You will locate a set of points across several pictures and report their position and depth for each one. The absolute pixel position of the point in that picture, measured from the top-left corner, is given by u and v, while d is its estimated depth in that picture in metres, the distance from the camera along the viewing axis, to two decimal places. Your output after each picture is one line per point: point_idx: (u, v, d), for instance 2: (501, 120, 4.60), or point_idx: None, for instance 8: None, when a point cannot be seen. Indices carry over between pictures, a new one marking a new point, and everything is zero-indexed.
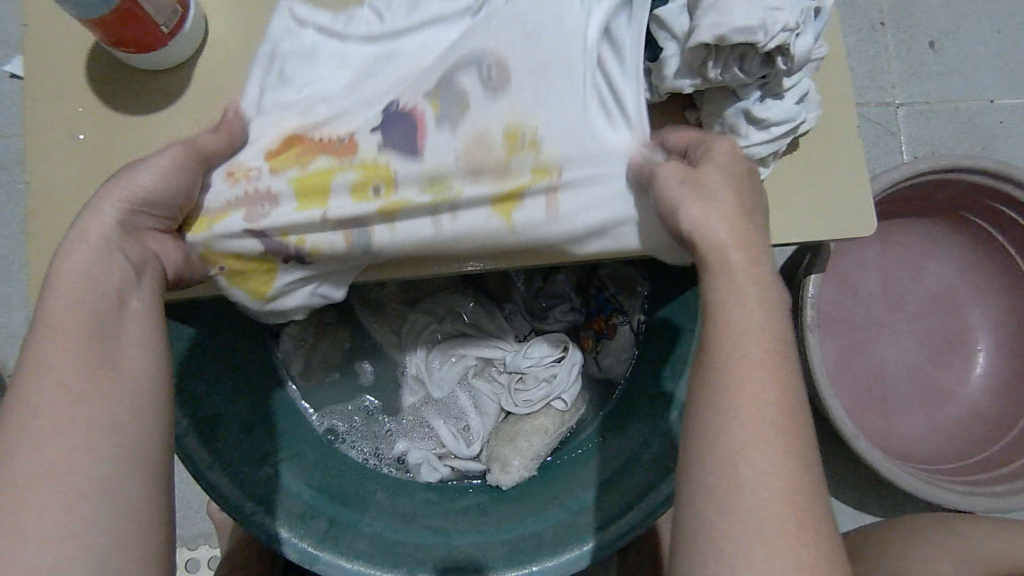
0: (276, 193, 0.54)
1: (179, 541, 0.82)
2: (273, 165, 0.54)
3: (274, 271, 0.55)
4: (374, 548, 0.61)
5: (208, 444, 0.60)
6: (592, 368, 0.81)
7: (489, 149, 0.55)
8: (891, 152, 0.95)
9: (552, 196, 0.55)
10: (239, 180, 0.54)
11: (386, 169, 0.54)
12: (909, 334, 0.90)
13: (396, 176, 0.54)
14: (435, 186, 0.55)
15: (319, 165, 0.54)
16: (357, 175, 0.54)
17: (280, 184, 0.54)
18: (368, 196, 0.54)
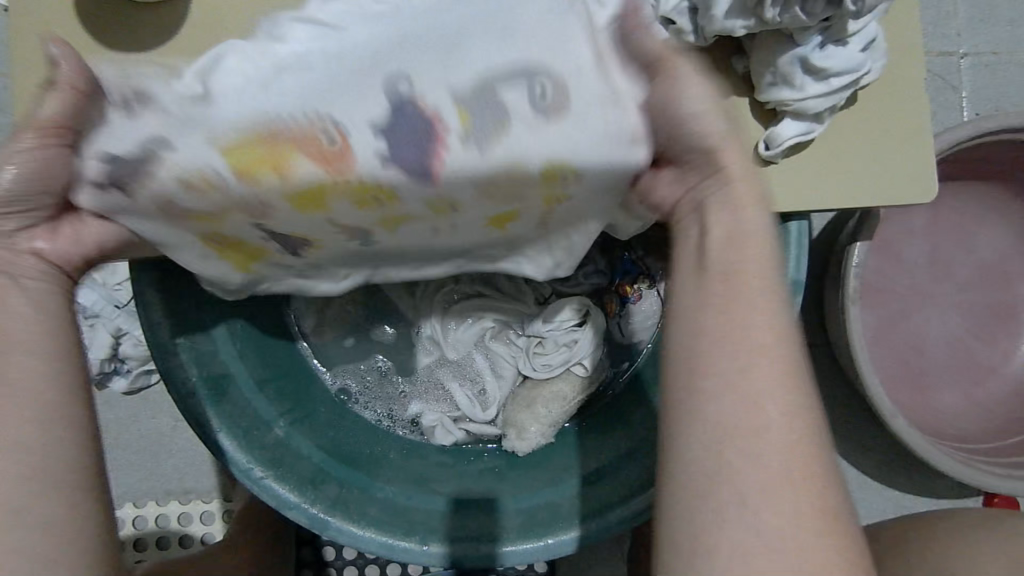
0: (261, 203, 0.42)
1: (192, 495, 0.81)
2: (245, 173, 0.40)
3: (259, 244, 0.49)
4: (385, 514, 0.60)
5: (216, 406, 0.58)
6: (615, 333, 0.77)
7: (501, 185, 0.42)
8: (951, 109, 0.87)
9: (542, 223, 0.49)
10: (204, 189, 0.41)
11: (389, 190, 0.42)
12: (954, 306, 0.85)
13: (400, 196, 0.42)
14: (437, 204, 0.43)
15: (305, 175, 0.40)
16: (352, 198, 0.42)
17: (264, 202, 0.42)
18: (372, 208, 0.43)
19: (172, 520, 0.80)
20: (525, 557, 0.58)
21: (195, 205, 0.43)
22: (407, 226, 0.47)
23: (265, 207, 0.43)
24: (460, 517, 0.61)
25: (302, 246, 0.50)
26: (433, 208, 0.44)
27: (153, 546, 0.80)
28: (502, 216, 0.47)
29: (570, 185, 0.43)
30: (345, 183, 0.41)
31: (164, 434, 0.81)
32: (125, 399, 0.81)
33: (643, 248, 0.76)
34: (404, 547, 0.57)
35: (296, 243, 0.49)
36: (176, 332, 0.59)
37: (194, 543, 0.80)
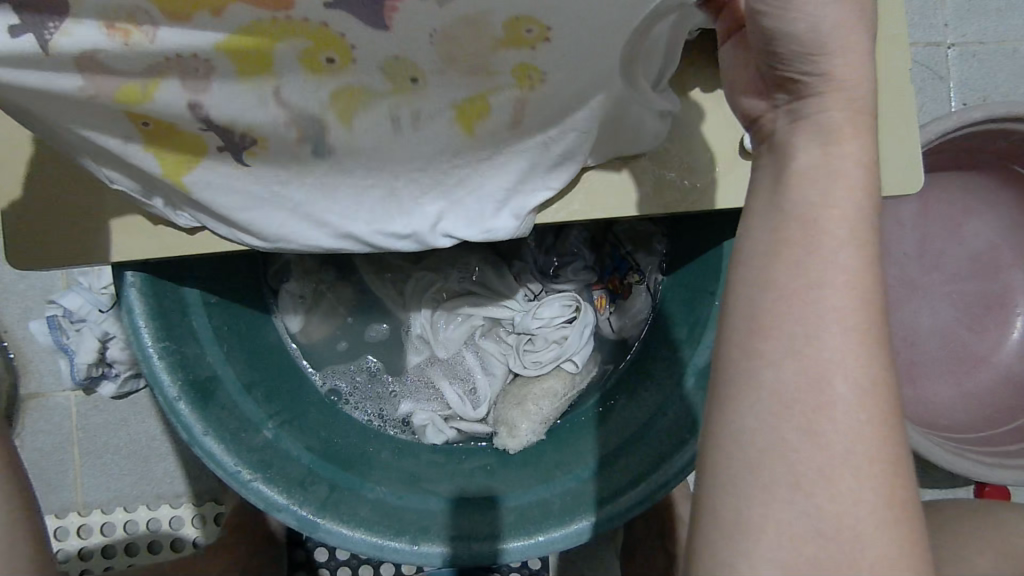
0: (188, 49, 0.37)
1: (184, 498, 0.81)
2: (173, 11, 0.35)
3: (193, 133, 0.42)
4: (375, 515, 0.59)
5: (202, 408, 0.57)
6: (605, 328, 0.78)
7: (470, 40, 0.40)
8: (939, 99, 0.87)
9: (521, 108, 0.45)
10: (135, 37, 0.36)
11: (344, 42, 0.38)
12: (944, 296, 0.85)
13: (353, 49, 0.39)
14: (398, 72, 0.41)
15: (243, 20, 0.36)
16: (304, 44, 0.38)
17: (201, 54, 0.37)
18: (323, 73, 0.40)
19: (164, 524, 0.80)
20: (516, 555, 0.58)
21: (137, 63, 0.37)
22: (362, 112, 0.43)
23: (207, 66, 0.38)
24: (450, 516, 0.61)
25: (246, 146, 0.44)
26: (392, 80, 0.42)
27: (144, 550, 0.80)
28: (469, 105, 0.44)
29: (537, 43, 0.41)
30: (293, 29, 0.37)
31: (154, 437, 0.80)
32: (114, 403, 0.80)
33: (632, 243, 0.76)
34: (396, 547, 0.57)
35: (235, 135, 0.43)
36: (162, 335, 0.58)
37: (185, 546, 0.79)
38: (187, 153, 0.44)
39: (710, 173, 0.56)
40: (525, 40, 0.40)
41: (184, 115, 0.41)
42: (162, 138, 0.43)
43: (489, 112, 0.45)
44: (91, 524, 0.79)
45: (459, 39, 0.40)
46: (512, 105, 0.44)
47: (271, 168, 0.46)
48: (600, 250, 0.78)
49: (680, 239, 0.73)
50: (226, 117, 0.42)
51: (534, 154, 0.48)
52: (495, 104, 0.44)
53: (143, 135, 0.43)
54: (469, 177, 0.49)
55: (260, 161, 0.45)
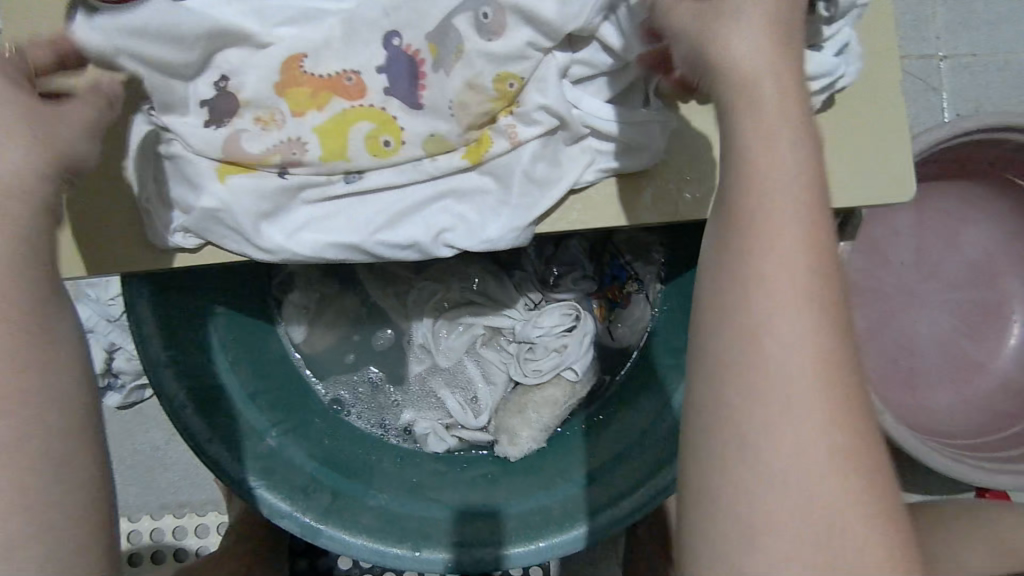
0: (294, 134, 0.52)
1: (187, 507, 0.81)
2: (297, 109, 0.52)
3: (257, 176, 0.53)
4: (378, 521, 0.60)
5: (207, 416, 0.58)
6: (604, 337, 0.79)
7: (476, 97, 0.52)
8: (932, 110, 0.89)
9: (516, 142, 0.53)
10: (270, 126, 0.52)
11: (394, 120, 0.52)
12: (941, 304, 0.86)
13: (403, 130, 0.53)
14: (429, 139, 0.53)
15: (334, 109, 0.52)
16: (371, 126, 0.52)
17: (301, 137, 0.52)
18: (382, 153, 0.53)
19: (167, 534, 0.80)
20: (519, 562, 0.58)
21: (259, 148, 0.52)
22: (390, 156, 0.53)
23: (302, 149, 0.52)
24: (452, 523, 0.61)
25: (296, 159, 0.52)
26: (426, 143, 0.53)
27: (148, 560, 0.80)
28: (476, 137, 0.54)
29: (530, 95, 0.52)
30: (362, 113, 0.52)
31: (159, 447, 0.81)
32: (120, 413, 0.81)
33: (631, 251, 0.77)
34: (397, 553, 0.57)
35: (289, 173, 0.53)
36: (168, 344, 0.59)
37: (189, 556, 0.80)
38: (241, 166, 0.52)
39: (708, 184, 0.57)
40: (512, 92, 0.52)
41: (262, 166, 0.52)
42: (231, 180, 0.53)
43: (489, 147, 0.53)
44: None
45: (476, 104, 0.52)
46: (510, 129, 0.53)
47: (306, 183, 0.53)
48: (600, 260, 0.79)
49: (678, 248, 0.73)
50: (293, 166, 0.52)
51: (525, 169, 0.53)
52: (495, 130, 0.53)
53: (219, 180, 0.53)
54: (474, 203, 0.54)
55: (300, 172, 0.53)
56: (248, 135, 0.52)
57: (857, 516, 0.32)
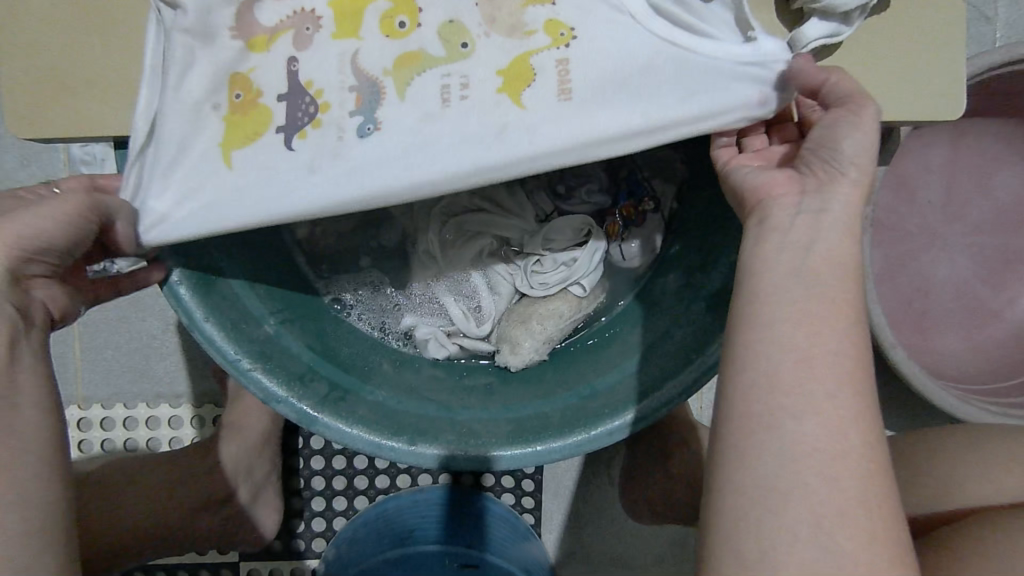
0: (307, 9, 0.52)
1: (183, 399, 0.81)
2: None
3: (269, 103, 0.52)
4: (374, 414, 0.59)
5: (203, 296, 0.56)
6: (616, 257, 0.75)
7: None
8: (982, 41, 0.83)
9: (563, 66, 0.50)
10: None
11: (414, 2, 0.52)
12: (963, 248, 0.83)
13: (420, 11, 0.52)
14: (451, 36, 0.51)
15: None
16: (385, 6, 0.52)
17: (312, 9, 0.52)
18: (397, 36, 0.52)
19: (163, 423, 0.80)
20: (514, 463, 0.58)
21: (271, 23, 0.52)
22: (420, 75, 0.51)
23: (315, 26, 0.52)
24: (449, 423, 0.61)
25: (301, 125, 0.51)
26: (447, 45, 0.51)
27: (143, 447, 0.80)
28: (517, 69, 0.51)
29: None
30: None
31: (155, 336, 0.80)
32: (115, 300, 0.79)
33: (649, 168, 0.74)
34: (392, 446, 0.57)
35: (304, 101, 0.52)
36: None
37: (163, 448, 0.79)
38: (244, 135, 0.52)
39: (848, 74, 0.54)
40: None
41: (277, 77, 0.52)
42: (241, 105, 0.52)
43: (536, 78, 0.51)
44: (91, 418, 0.80)
45: (503, 7, 0.51)
46: (559, 66, 0.50)
47: (315, 152, 0.51)
48: (617, 176, 0.76)
49: (698, 165, 0.70)
50: (307, 78, 0.52)
51: (575, 112, 0.50)
52: (539, 65, 0.51)
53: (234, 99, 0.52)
54: (521, 147, 0.50)
55: (306, 143, 0.51)
56: (260, 6, 0.52)
57: (810, 421, 0.39)
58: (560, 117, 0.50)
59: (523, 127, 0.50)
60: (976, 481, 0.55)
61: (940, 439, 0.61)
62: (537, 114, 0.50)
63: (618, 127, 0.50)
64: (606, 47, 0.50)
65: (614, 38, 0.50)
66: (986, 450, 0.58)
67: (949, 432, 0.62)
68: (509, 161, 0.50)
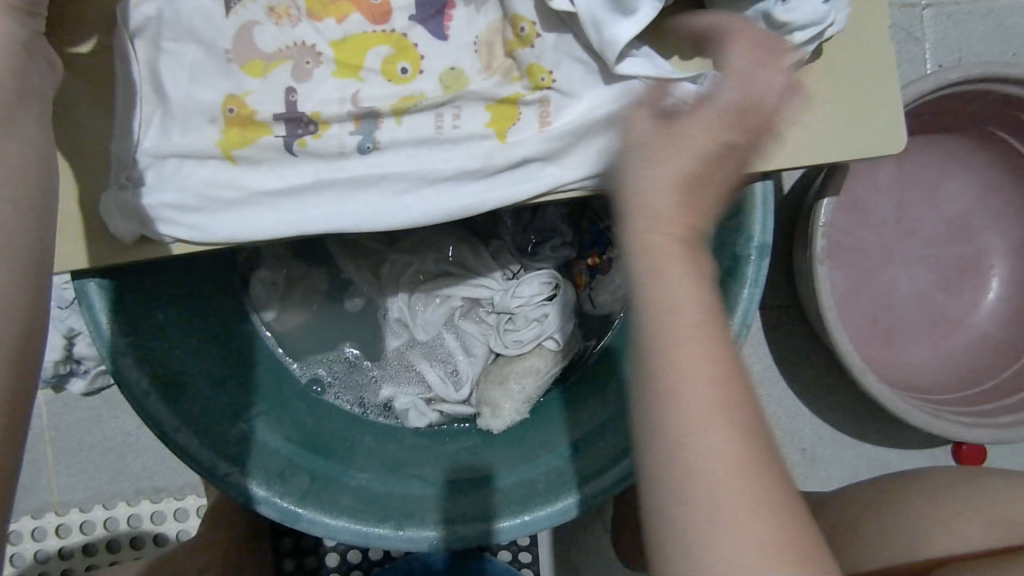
0: (310, 41, 0.53)
1: (166, 492, 0.79)
2: (316, 14, 0.53)
3: (264, 122, 0.51)
4: (359, 502, 0.58)
5: (172, 405, 0.55)
6: (586, 305, 0.77)
7: (469, 76, 0.54)
8: (915, 62, 0.86)
9: (545, 110, 0.53)
10: (282, 21, 0.53)
11: (416, 49, 0.54)
12: (921, 260, 0.85)
13: (421, 58, 0.54)
14: (450, 80, 0.54)
15: (356, 24, 0.54)
16: (389, 51, 0.54)
17: (315, 44, 0.53)
18: (400, 80, 0.54)
19: (145, 520, 0.78)
20: (506, 536, 0.58)
21: (270, 47, 0.52)
22: (414, 111, 0.53)
23: (315, 59, 0.53)
24: (436, 500, 0.60)
25: (302, 135, 0.52)
26: (445, 83, 0.54)
27: (126, 547, 0.78)
28: (502, 110, 0.54)
29: (543, 35, 0.53)
30: (386, 40, 0.54)
31: (130, 433, 0.78)
32: (86, 398, 0.78)
33: (611, 217, 0.75)
34: (380, 534, 0.56)
35: (303, 123, 0.52)
36: (124, 330, 0.55)
37: (147, 545, 0.77)
38: (246, 142, 0.51)
39: (792, 137, 0.55)
40: (524, 38, 0.53)
41: (274, 100, 0.52)
42: (241, 124, 0.51)
43: (519, 117, 0.53)
44: (70, 523, 0.77)
45: (497, 53, 0.55)
46: (540, 108, 0.54)
47: (318, 167, 0.51)
48: (579, 226, 0.77)
49: None
50: (311, 109, 0.52)
51: (562, 139, 0.53)
52: (524, 105, 0.54)
53: (228, 116, 0.51)
54: (520, 177, 0.53)
55: (307, 153, 0.51)
56: (260, 29, 0.52)
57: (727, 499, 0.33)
58: (548, 173, 0.53)
59: (502, 164, 0.52)
60: (857, 554, 0.55)
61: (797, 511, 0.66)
62: (520, 144, 0.53)
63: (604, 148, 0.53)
64: (584, 96, 0.53)
65: (582, 96, 0.53)
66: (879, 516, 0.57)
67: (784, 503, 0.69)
68: (516, 175, 0.53)
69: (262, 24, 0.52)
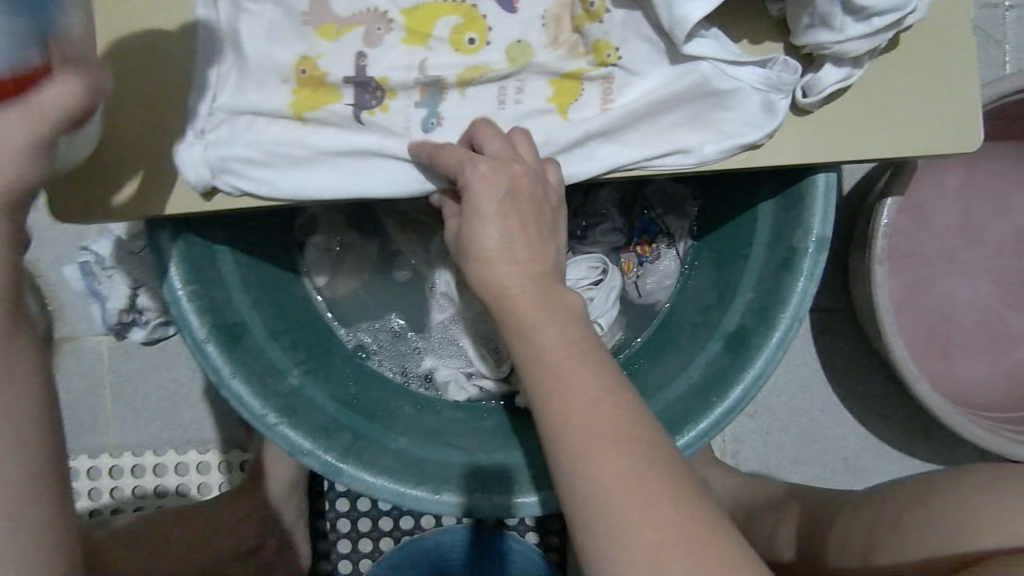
0: (382, 6, 0.54)
1: (212, 444, 0.82)
2: None
3: (335, 85, 0.53)
4: (398, 463, 0.60)
5: (229, 354, 0.57)
6: (632, 293, 0.76)
7: (533, 49, 0.55)
8: (993, 65, 0.83)
9: (607, 86, 0.54)
10: None
11: (483, 20, 0.55)
12: (984, 272, 0.82)
13: (488, 29, 0.55)
14: (515, 52, 0.55)
15: None
16: (457, 20, 0.55)
17: (385, 10, 0.54)
18: (466, 50, 0.55)
19: (191, 469, 0.81)
20: (540, 509, 0.58)
21: (345, 11, 0.54)
22: (479, 83, 0.54)
23: (386, 25, 0.54)
24: (472, 469, 0.61)
25: (370, 105, 0.54)
26: (509, 54, 0.55)
27: (172, 493, 0.81)
28: (564, 85, 0.54)
29: (612, 11, 0.53)
30: (454, 10, 0.55)
31: (182, 385, 0.82)
32: (145, 348, 0.82)
33: (663, 205, 0.75)
34: (418, 496, 0.58)
35: (371, 89, 0.54)
36: (190, 278, 0.57)
37: (192, 493, 0.81)
38: (316, 106, 0.53)
39: (862, 127, 0.54)
40: (593, 13, 0.53)
41: (345, 64, 0.53)
42: (313, 85, 0.53)
43: (581, 93, 0.54)
44: (123, 466, 0.81)
45: (564, 29, 0.55)
46: (602, 86, 0.54)
47: (383, 134, 0.53)
48: (629, 212, 0.77)
49: (711, 200, 0.72)
50: (380, 75, 0.54)
51: (624, 116, 0.53)
52: (587, 82, 0.54)
53: (301, 77, 0.53)
54: (581, 153, 0.53)
55: (374, 122, 0.53)
56: None
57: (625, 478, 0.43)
58: (608, 150, 0.53)
59: (561, 139, 0.53)
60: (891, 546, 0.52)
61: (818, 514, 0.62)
62: (580, 121, 0.53)
63: (664, 128, 0.53)
64: (648, 75, 0.53)
65: (646, 74, 0.53)
66: (913, 512, 0.52)
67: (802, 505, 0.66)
68: (575, 150, 0.53)
69: None
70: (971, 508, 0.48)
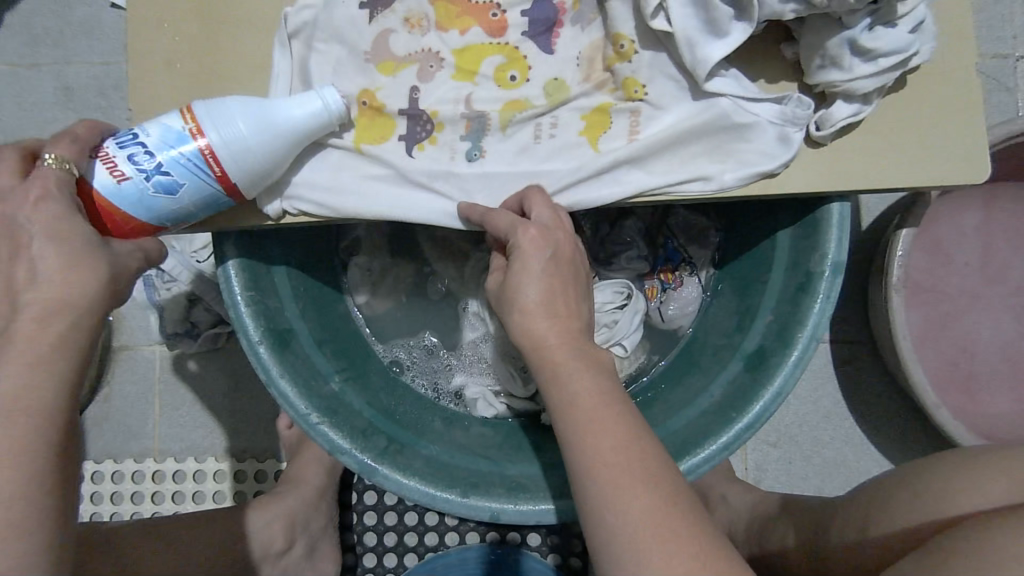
0: (435, 47, 0.61)
1: (250, 454, 0.86)
2: (443, 24, 0.61)
3: (391, 116, 0.59)
4: (429, 467, 0.63)
5: (278, 356, 0.62)
6: (656, 318, 0.79)
7: (568, 86, 0.61)
8: (1007, 111, 0.87)
9: (635, 119, 0.59)
10: (415, 29, 0.61)
11: (524, 59, 0.61)
12: (1005, 308, 0.84)
13: (529, 67, 0.61)
14: (552, 89, 0.61)
15: (476, 36, 0.61)
16: (501, 60, 0.61)
17: (438, 50, 0.61)
18: (508, 86, 0.61)
19: (229, 476, 0.85)
20: (563, 517, 0.60)
21: (402, 50, 0.61)
22: (520, 116, 0.60)
23: (438, 63, 0.61)
24: (500, 477, 0.64)
25: (421, 138, 0.59)
26: (548, 91, 0.61)
27: (209, 500, 0.85)
28: (597, 116, 0.59)
29: (639, 52, 0.58)
30: (500, 50, 0.61)
31: (226, 395, 0.86)
32: (194, 358, 0.87)
33: (685, 234, 0.79)
34: (448, 498, 0.60)
35: (422, 120, 0.60)
36: (248, 285, 0.62)
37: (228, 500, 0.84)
38: (374, 136, 0.59)
39: (874, 160, 0.57)
40: (623, 53, 0.58)
41: (400, 96, 0.60)
42: (372, 114, 0.59)
43: (610, 125, 0.59)
44: (165, 470, 0.86)
45: (597, 67, 0.61)
46: (631, 117, 0.59)
47: (430, 163, 0.59)
48: (654, 241, 0.81)
49: (733, 230, 0.75)
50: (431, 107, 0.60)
51: (649, 147, 0.57)
52: (616, 114, 0.59)
53: (362, 107, 0.59)
54: (609, 181, 0.58)
55: (424, 156, 0.59)
56: (395, 36, 0.61)
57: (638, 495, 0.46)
58: (634, 177, 0.58)
59: (590, 168, 0.57)
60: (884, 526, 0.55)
61: (815, 517, 0.65)
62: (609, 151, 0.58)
63: (686, 159, 0.58)
64: (672, 109, 0.58)
65: (671, 108, 0.58)
66: (901, 495, 0.56)
67: (800, 513, 0.67)
68: (603, 179, 0.58)
69: (394, 33, 0.61)
70: (951, 484, 0.53)
